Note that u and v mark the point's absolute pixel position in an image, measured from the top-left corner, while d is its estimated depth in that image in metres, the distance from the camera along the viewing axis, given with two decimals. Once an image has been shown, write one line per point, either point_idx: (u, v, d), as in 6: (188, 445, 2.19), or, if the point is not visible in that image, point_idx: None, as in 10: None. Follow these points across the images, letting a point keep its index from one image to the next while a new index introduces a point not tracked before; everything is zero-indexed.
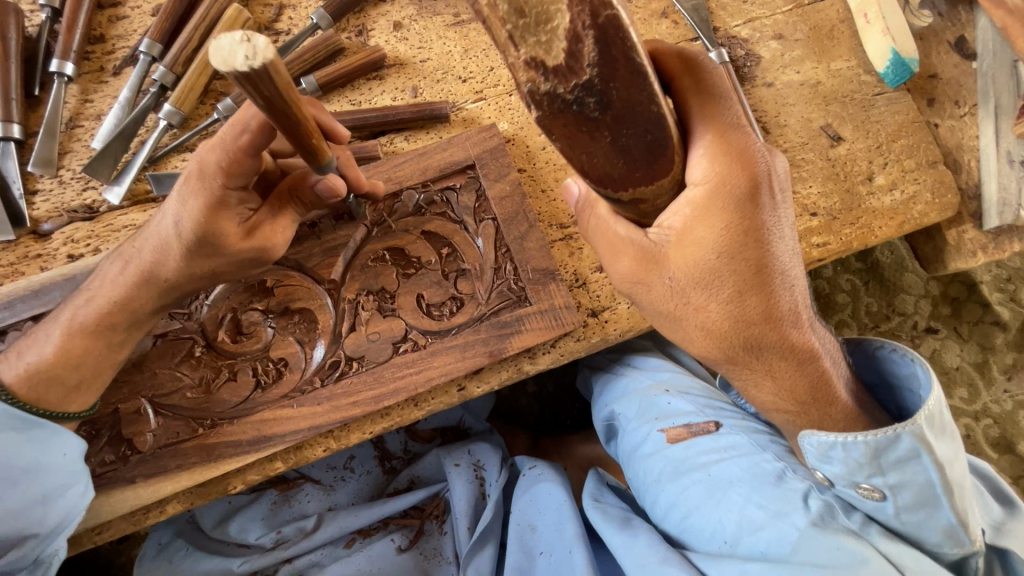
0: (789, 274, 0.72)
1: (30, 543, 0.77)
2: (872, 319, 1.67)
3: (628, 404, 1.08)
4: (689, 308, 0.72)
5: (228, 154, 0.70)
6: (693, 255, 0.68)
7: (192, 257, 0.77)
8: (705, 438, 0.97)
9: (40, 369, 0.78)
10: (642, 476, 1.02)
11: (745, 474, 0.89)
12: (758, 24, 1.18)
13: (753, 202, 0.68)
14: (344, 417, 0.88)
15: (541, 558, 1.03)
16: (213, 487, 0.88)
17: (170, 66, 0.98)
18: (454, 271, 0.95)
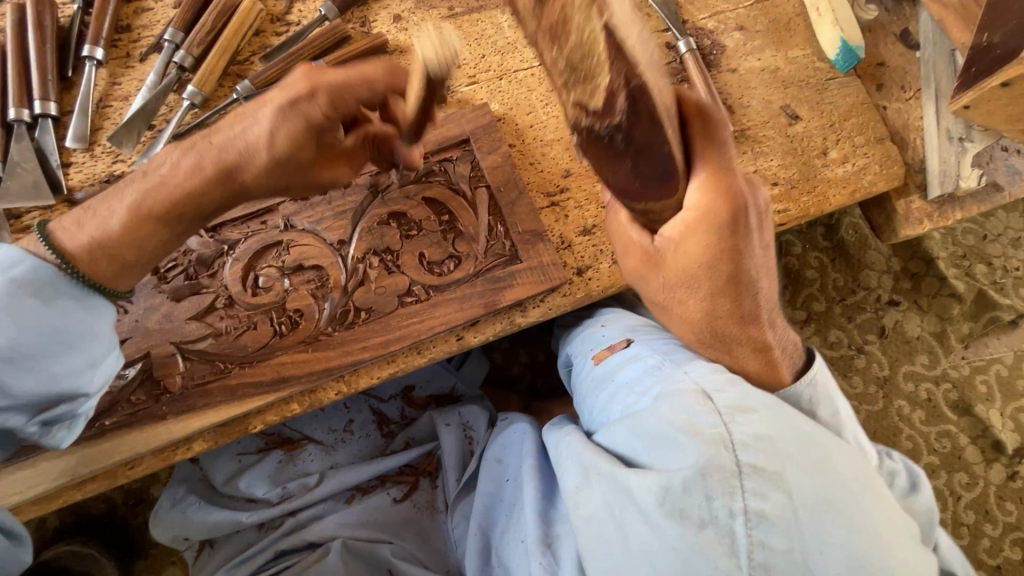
0: (756, 283, 0.87)
1: (80, 401, 0.83)
2: (839, 292, 1.79)
3: (577, 346, 1.16)
4: (674, 300, 0.89)
5: (338, 91, 0.81)
6: (683, 261, 0.84)
7: (270, 169, 0.82)
8: (620, 352, 1.03)
9: (102, 245, 0.80)
10: (580, 397, 1.09)
11: (636, 371, 0.94)
12: (722, 18, 1.31)
13: (733, 229, 0.81)
14: (355, 361, 0.98)
15: (509, 487, 1.14)
16: (235, 427, 0.97)
17: (190, 50, 1.08)
18: (452, 233, 1.06)
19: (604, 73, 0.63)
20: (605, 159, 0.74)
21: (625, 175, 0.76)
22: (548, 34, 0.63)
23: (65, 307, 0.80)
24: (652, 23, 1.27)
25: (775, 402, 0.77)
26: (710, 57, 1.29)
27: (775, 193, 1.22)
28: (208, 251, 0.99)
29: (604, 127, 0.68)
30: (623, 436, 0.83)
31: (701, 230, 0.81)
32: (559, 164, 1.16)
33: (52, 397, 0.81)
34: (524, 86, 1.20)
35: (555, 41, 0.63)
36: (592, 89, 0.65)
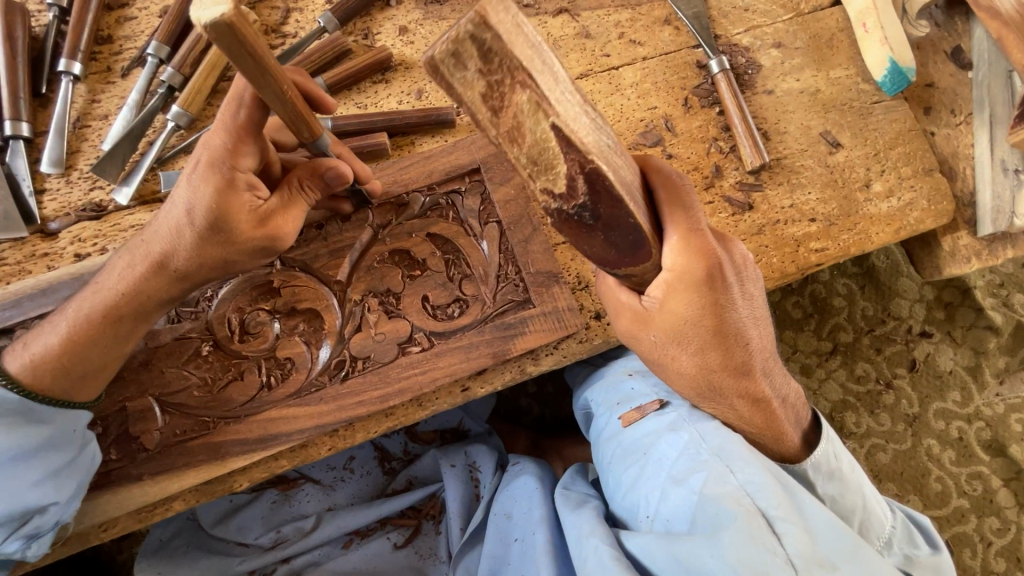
0: (750, 334, 0.79)
1: (52, 510, 0.78)
2: (868, 322, 1.69)
3: (598, 391, 1.08)
4: (667, 356, 0.81)
5: (230, 134, 0.73)
6: (668, 322, 0.76)
7: (203, 244, 0.77)
8: (652, 415, 0.94)
9: (48, 360, 0.79)
10: (602, 457, 1.01)
11: (673, 448, 0.87)
12: (758, 33, 1.19)
13: (709, 285, 0.73)
14: (351, 416, 0.89)
15: (516, 546, 1.05)
16: (218, 485, 0.89)
17: (178, 67, 0.98)
18: (459, 274, 0.96)
19: (561, 162, 0.55)
20: (576, 237, 0.63)
21: (600, 249, 0.65)
22: (505, 139, 0.55)
23: (16, 424, 0.78)
24: (682, 39, 1.16)
25: (849, 545, 0.74)
26: (744, 77, 1.17)
27: (812, 230, 1.11)
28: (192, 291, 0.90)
29: (571, 209, 0.59)
30: (670, 564, 0.78)
31: (699, 290, 0.73)
32: None
33: (22, 513, 0.77)
34: None
35: (513, 144, 0.55)
36: (555, 178, 0.57)
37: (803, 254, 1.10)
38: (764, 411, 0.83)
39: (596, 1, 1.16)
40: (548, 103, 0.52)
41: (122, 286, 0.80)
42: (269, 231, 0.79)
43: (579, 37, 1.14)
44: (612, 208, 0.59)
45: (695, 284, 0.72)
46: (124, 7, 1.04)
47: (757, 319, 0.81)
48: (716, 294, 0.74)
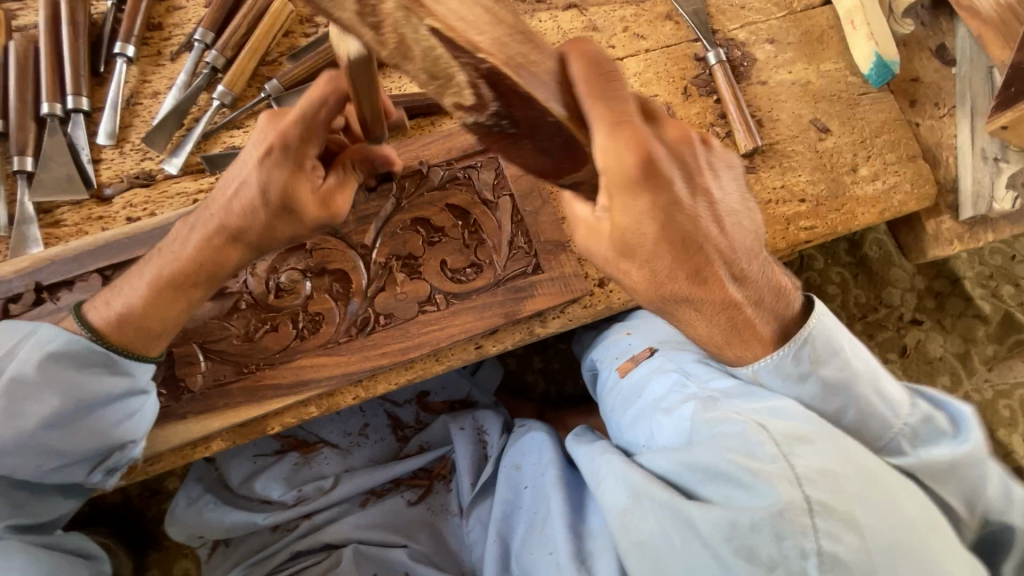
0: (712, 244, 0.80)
1: (129, 448, 0.88)
2: (861, 309, 1.76)
3: (602, 350, 1.18)
4: (620, 267, 0.82)
5: (307, 125, 0.80)
6: (620, 234, 0.77)
7: (275, 221, 0.84)
8: (646, 363, 1.05)
9: (131, 318, 0.86)
10: (606, 407, 1.12)
11: (662, 386, 0.98)
12: (753, 28, 1.28)
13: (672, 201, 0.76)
14: (375, 366, 0.98)
15: (527, 491, 1.14)
16: (253, 428, 0.97)
17: (222, 50, 1.08)
18: (475, 241, 1.05)
19: (456, 69, 0.59)
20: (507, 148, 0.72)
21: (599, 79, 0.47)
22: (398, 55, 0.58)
23: (96, 372, 0.85)
24: (682, 33, 1.25)
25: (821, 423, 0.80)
26: (740, 68, 1.26)
27: (802, 210, 1.19)
28: None
29: (487, 118, 0.66)
30: (671, 466, 0.85)
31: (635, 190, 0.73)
32: None
33: (103, 449, 0.87)
34: None
35: (406, 59, 0.58)
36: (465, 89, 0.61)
37: (793, 231, 1.18)
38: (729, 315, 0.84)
39: None
40: (419, 6, 0.55)
41: (190, 251, 0.86)
42: (333, 211, 0.86)
43: (587, 30, 1.23)
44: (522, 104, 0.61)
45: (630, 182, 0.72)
46: None
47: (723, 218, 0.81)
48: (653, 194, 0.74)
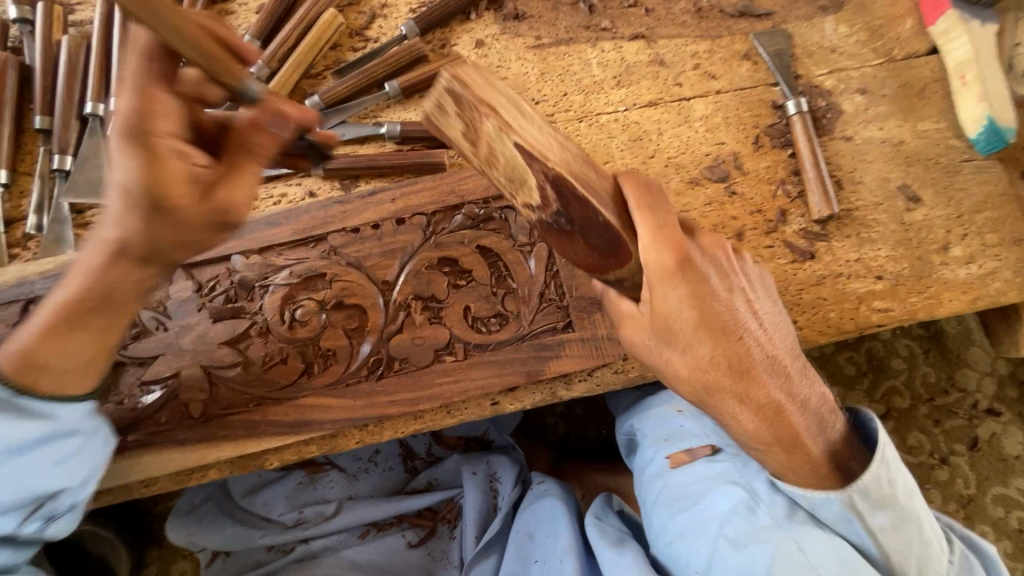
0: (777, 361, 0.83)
1: (64, 495, 0.78)
2: (928, 390, 1.57)
3: (644, 423, 1.11)
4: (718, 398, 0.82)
5: (139, 97, 0.66)
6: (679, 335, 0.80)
7: (150, 221, 0.69)
8: (703, 462, 0.99)
9: (21, 353, 0.73)
10: (646, 496, 1.04)
11: (727, 502, 0.91)
12: (843, 76, 1.14)
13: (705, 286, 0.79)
14: (381, 414, 0.92)
15: (535, 567, 1.05)
16: (251, 461, 0.95)
17: (267, 62, 1.05)
18: (503, 289, 0.97)
19: (529, 175, 0.73)
20: (560, 240, 0.80)
21: (582, 251, 0.80)
22: (485, 163, 0.74)
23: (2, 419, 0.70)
24: (760, 76, 1.12)
25: None
26: (822, 120, 1.12)
27: (876, 289, 1.05)
28: (251, 274, 0.96)
29: (549, 216, 0.76)
30: None
31: (674, 282, 0.77)
32: None
33: (32, 501, 0.75)
34: (604, 131, 1.09)
35: (492, 168, 0.74)
36: (528, 192, 0.75)
37: (864, 312, 1.04)
38: (774, 416, 0.82)
39: (675, 29, 1.14)
40: (507, 128, 0.71)
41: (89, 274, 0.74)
42: (217, 204, 0.70)
43: (653, 65, 1.12)
44: (579, 209, 0.75)
45: (681, 262, 0.78)
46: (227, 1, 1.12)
47: (760, 323, 0.83)
48: (690, 284, 0.79)
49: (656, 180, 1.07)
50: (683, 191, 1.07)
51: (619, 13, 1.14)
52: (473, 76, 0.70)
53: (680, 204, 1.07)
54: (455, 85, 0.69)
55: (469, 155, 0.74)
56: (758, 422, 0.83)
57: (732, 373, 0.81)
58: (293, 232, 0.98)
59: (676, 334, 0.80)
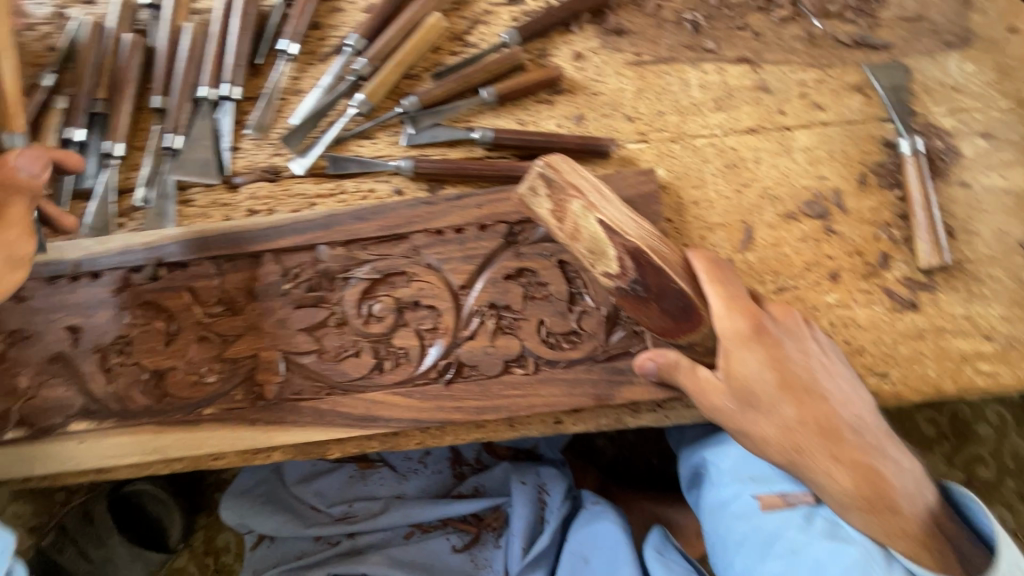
0: (853, 420, 0.86)
1: None
2: (1018, 463, 1.43)
3: (720, 456, 1.03)
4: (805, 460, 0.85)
5: None
6: (766, 398, 0.84)
7: None
8: (803, 506, 0.94)
9: None
10: (728, 533, 0.99)
11: (834, 561, 0.87)
12: (965, 117, 1.06)
13: (777, 343, 0.86)
14: (446, 418, 0.92)
15: None
16: (315, 448, 0.96)
17: (370, 60, 1.08)
18: (579, 306, 0.95)
19: (610, 246, 0.79)
20: (637, 308, 0.83)
21: (657, 317, 0.83)
22: (569, 238, 0.80)
23: None
24: (873, 110, 1.06)
25: None
26: (938, 162, 1.04)
27: (984, 350, 0.96)
28: (335, 265, 0.98)
29: (627, 283, 0.80)
30: None
31: (751, 346, 0.84)
32: (719, 254, 1.01)
33: None
34: (698, 155, 1.05)
35: (575, 242, 0.80)
36: (606, 262, 0.80)
37: (967, 373, 0.96)
38: (868, 472, 0.84)
39: (782, 55, 1.09)
40: (592, 206, 0.78)
41: None
42: None
43: (756, 90, 1.08)
44: (655, 276, 0.80)
45: (757, 328, 0.85)
46: None
47: (836, 382, 0.87)
48: (768, 348, 0.85)
49: (749, 210, 1.03)
50: (777, 224, 1.02)
51: (725, 34, 1.11)
52: (565, 163, 0.79)
53: (773, 237, 1.02)
54: (549, 170, 0.78)
55: (557, 232, 0.80)
56: (850, 482, 0.84)
57: (818, 433, 0.84)
58: (380, 226, 0.98)
59: (762, 396, 0.84)
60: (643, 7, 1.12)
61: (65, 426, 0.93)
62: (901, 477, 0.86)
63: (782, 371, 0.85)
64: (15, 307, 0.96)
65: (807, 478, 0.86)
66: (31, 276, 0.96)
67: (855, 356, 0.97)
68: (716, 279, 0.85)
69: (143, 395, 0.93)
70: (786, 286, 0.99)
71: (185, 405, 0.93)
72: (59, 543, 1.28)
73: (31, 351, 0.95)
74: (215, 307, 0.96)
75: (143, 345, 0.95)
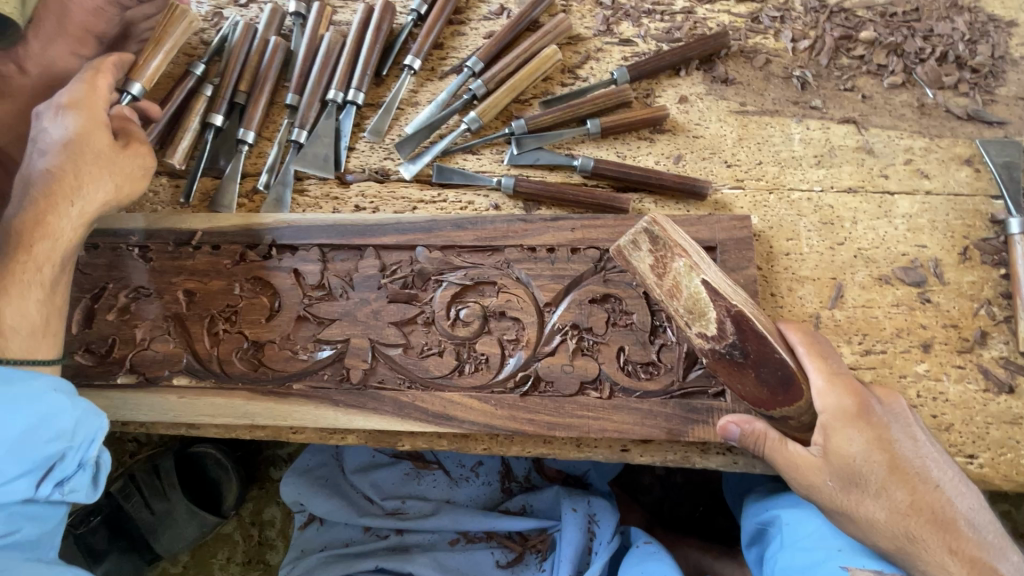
0: (966, 517, 0.79)
1: None
2: None
3: (800, 519, 0.96)
4: (911, 550, 0.79)
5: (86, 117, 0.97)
6: (870, 479, 0.79)
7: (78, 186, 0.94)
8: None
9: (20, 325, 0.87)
10: None
11: None
12: None
13: (883, 424, 0.80)
14: (517, 429, 0.94)
15: None
16: (387, 437, 1.00)
17: (486, 82, 1.15)
18: (660, 339, 0.97)
19: (711, 308, 0.79)
20: (731, 373, 0.82)
21: (752, 386, 0.82)
22: (667, 294, 0.81)
23: None
24: (982, 185, 1.04)
25: None
26: None
27: None
28: (431, 267, 1.03)
29: (723, 345, 0.81)
30: None
31: (857, 425, 0.79)
32: (806, 307, 1.01)
33: None
34: (793, 208, 1.06)
35: (674, 299, 0.81)
36: (705, 323, 0.80)
37: None
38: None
39: (890, 120, 1.10)
40: (696, 266, 0.79)
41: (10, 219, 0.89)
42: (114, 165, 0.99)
43: (860, 151, 1.08)
44: (755, 342, 0.80)
45: (863, 406, 0.80)
46: (461, 24, 1.24)
47: (945, 470, 0.81)
48: (875, 429, 0.80)
49: (841, 269, 1.02)
50: (870, 286, 1.01)
51: (832, 94, 1.12)
52: (670, 223, 0.81)
53: (864, 299, 1.01)
54: (656, 227, 0.80)
55: (655, 289, 0.82)
56: None
57: (928, 525, 0.78)
58: (477, 236, 1.04)
59: (865, 478, 0.79)
60: (753, 59, 1.16)
61: (169, 379, 1.01)
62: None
63: (888, 454, 0.79)
64: (143, 265, 1.06)
65: (916, 571, 0.79)
66: (162, 239, 1.07)
67: (942, 432, 0.93)
68: (814, 350, 0.82)
69: (241, 361, 1.01)
70: (873, 350, 0.98)
71: (278, 377, 1.00)
72: (127, 490, 1.38)
73: (150, 307, 1.04)
74: (316, 290, 1.03)
75: (248, 316, 1.03)
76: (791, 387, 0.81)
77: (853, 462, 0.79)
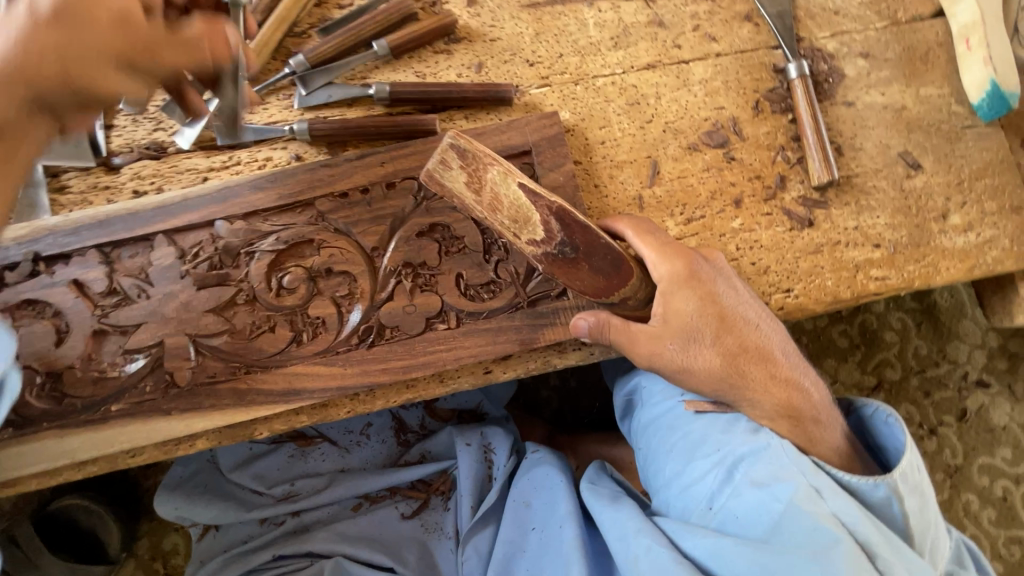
0: (778, 345, 0.92)
1: None
2: (919, 363, 1.56)
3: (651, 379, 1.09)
4: (735, 384, 0.90)
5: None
6: (704, 329, 0.88)
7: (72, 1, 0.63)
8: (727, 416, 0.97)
9: None
10: (659, 444, 1.02)
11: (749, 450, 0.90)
12: (846, 39, 1.11)
13: (710, 282, 0.89)
14: (373, 382, 0.91)
15: (532, 534, 1.08)
16: (241, 430, 0.94)
17: (250, 15, 1.00)
18: (495, 256, 0.95)
19: (535, 210, 0.77)
20: (568, 272, 0.80)
21: (590, 279, 0.81)
22: (489, 208, 0.76)
23: None
24: (762, 38, 1.09)
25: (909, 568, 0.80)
26: (824, 85, 1.10)
27: (874, 257, 1.04)
28: (236, 240, 0.92)
29: (553, 246, 0.79)
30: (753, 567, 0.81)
31: (688, 286, 0.87)
32: (628, 191, 1.03)
33: None
34: (600, 94, 1.05)
35: (495, 211, 0.76)
36: (532, 228, 0.77)
37: (860, 280, 1.03)
38: (789, 390, 0.91)
39: None
40: (511, 172, 0.77)
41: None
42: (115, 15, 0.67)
43: (651, 25, 1.08)
44: (582, 234, 0.80)
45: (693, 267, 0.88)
46: None
47: (765, 313, 0.92)
48: (705, 287, 0.88)
49: (654, 145, 1.05)
50: (681, 156, 1.05)
51: None
52: (472, 135, 0.77)
53: (678, 170, 1.04)
54: (461, 140, 0.75)
55: (474, 206, 0.75)
56: (777, 397, 0.91)
57: (748, 357, 0.90)
58: (280, 195, 0.93)
59: (698, 330, 0.88)
60: None
61: None
62: (819, 388, 0.94)
63: (717, 305, 0.88)
64: None
65: (741, 399, 0.91)
66: None
67: (762, 276, 1.02)
68: (643, 232, 0.90)
69: (39, 400, 0.87)
70: (694, 217, 1.03)
71: (87, 404, 0.88)
72: None
73: None
74: (108, 298, 0.90)
75: (31, 348, 0.88)
76: (625, 267, 0.82)
77: (686, 319, 0.87)
